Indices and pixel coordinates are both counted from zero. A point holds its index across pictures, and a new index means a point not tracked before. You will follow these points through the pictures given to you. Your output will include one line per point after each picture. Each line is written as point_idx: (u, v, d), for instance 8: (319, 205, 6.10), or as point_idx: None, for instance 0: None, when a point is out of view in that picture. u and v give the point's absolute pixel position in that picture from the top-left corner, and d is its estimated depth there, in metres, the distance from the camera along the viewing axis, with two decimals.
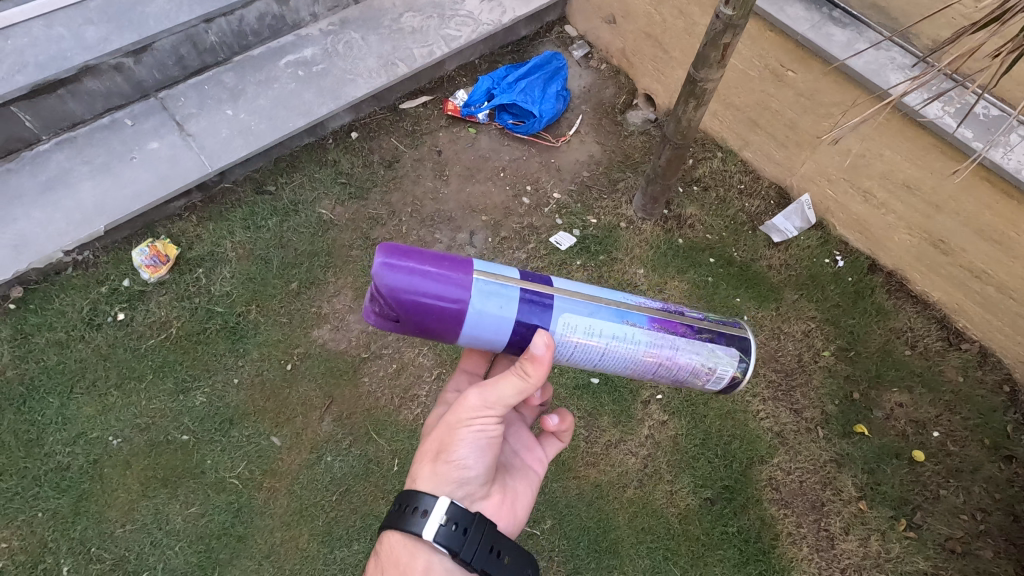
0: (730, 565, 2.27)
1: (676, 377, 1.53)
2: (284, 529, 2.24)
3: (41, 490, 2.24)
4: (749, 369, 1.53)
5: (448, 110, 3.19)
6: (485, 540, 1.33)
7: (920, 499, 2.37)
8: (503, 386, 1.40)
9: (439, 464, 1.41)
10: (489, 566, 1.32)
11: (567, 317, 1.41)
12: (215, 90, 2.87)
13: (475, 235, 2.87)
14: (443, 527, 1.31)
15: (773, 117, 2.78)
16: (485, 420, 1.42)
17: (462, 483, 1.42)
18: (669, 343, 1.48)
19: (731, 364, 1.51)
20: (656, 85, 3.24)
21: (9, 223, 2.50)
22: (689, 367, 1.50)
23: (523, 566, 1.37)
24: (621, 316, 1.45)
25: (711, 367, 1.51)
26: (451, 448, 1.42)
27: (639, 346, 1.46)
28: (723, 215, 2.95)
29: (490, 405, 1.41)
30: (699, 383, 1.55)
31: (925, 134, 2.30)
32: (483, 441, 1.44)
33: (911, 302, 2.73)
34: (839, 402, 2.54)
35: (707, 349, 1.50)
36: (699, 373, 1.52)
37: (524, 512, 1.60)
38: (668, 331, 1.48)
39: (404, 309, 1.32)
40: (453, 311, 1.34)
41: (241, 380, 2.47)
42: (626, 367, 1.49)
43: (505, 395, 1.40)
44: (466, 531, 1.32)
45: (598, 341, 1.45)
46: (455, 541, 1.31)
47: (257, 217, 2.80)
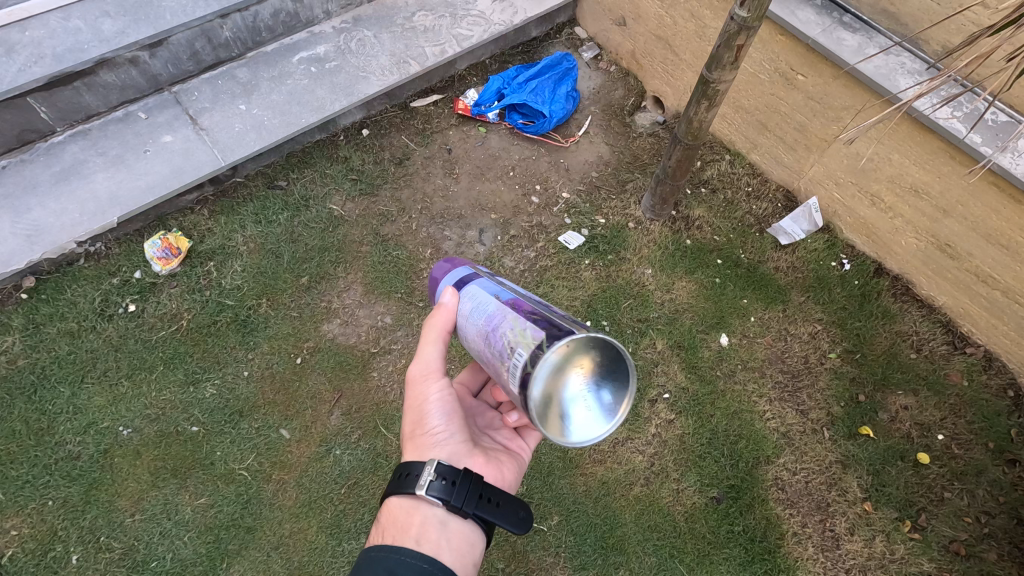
0: (736, 563, 2.28)
1: (500, 360, 1.31)
2: (293, 522, 2.25)
3: (50, 479, 2.24)
4: (535, 366, 1.16)
5: (459, 109, 3.21)
6: (475, 486, 1.36)
7: (924, 501, 2.38)
8: (425, 346, 1.49)
9: (417, 437, 1.46)
10: (481, 510, 1.34)
11: (473, 286, 1.48)
12: (228, 85, 2.89)
13: (485, 233, 2.88)
14: (435, 482, 1.34)
15: (782, 120, 2.80)
16: (433, 381, 1.51)
17: (440, 444, 1.45)
18: (514, 317, 1.31)
19: (529, 347, 1.22)
20: (665, 88, 3.26)
21: (22, 213, 2.51)
22: (508, 343, 1.29)
23: (515, 507, 1.40)
24: (500, 292, 1.42)
25: (521, 348, 1.24)
26: (419, 419, 1.49)
27: (485, 313, 1.38)
28: (730, 217, 2.97)
29: (428, 367, 1.50)
30: (511, 377, 1.26)
31: (933, 138, 2.32)
32: (441, 402, 1.51)
33: (917, 305, 2.75)
34: (845, 404, 2.56)
35: (531, 329, 1.26)
36: (513, 355, 1.26)
37: (514, 479, 1.58)
38: (520, 307, 1.34)
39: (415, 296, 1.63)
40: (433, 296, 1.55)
41: (251, 372, 2.49)
42: (473, 335, 1.41)
43: (432, 353, 1.49)
44: (454, 483, 1.34)
45: (472, 303, 1.43)
46: (446, 492, 1.33)
47: (268, 212, 2.82)
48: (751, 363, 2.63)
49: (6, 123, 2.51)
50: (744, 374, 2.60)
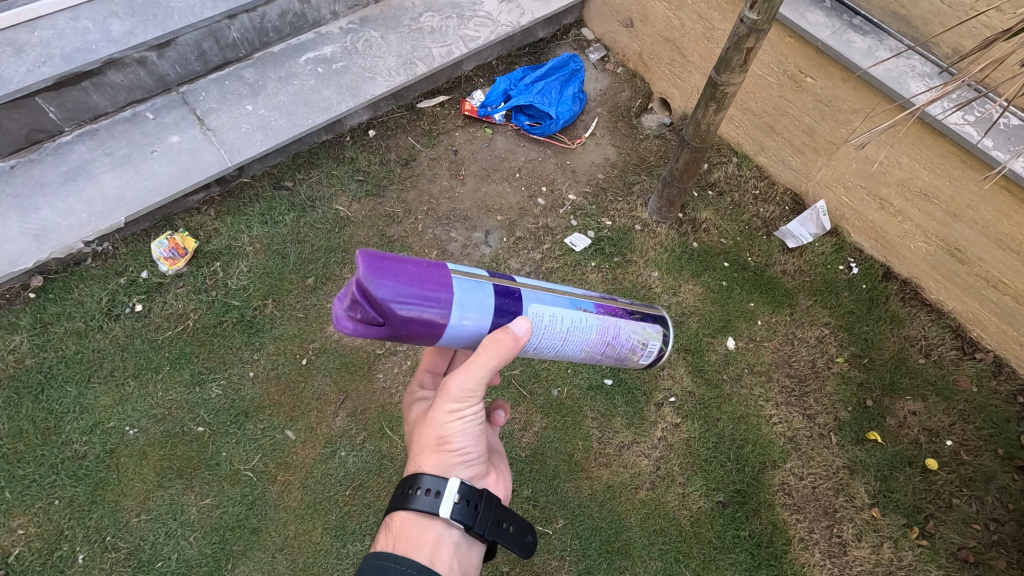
0: (743, 568, 2.27)
1: (619, 355, 1.56)
2: (298, 523, 2.25)
3: (57, 478, 2.25)
4: (670, 342, 1.64)
5: (465, 110, 3.21)
6: (493, 512, 1.37)
7: (933, 507, 2.36)
8: (475, 372, 1.31)
9: (440, 452, 1.41)
10: (496, 536, 1.37)
11: (534, 306, 1.37)
12: (236, 85, 2.90)
13: (491, 234, 2.88)
14: (457, 504, 1.34)
15: (790, 123, 2.78)
16: (471, 404, 1.39)
17: (466, 462, 1.45)
18: (614, 325, 1.51)
19: (652, 338, 1.59)
20: (672, 90, 3.25)
21: (30, 213, 2.52)
22: (629, 343, 1.55)
23: (523, 532, 1.44)
24: (574, 304, 1.45)
25: (643, 343, 1.58)
26: (446, 436, 1.41)
27: (592, 330, 1.47)
28: (737, 220, 2.95)
29: (471, 392, 1.36)
30: (635, 360, 1.61)
31: (944, 142, 2.30)
32: (473, 424, 1.43)
33: (925, 310, 2.73)
34: (853, 409, 2.54)
35: (639, 326, 1.56)
36: (637, 347, 1.57)
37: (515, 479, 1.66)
38: (611, 313, 1.51)
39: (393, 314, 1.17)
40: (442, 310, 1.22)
41: (256, 373, 2.49)
42: (581, 351, 1.48)
43: (479, 380, 1.34)
44: (476, 507, 1.35)
45: (561, 328, 1.42)
46: (468, 518, 1.34)
47: (274, 213, 2.82)
48: (758, 367, 2.62)
49: (14, 123, 2.52)
50: (750, 378, 2.59)
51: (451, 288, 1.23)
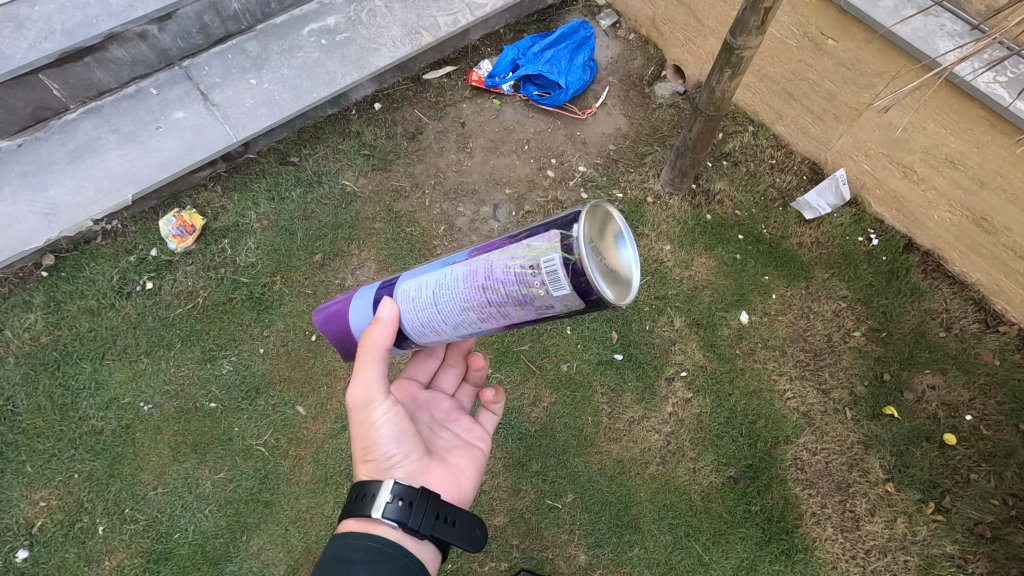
0: (753, 543, 2.26)
1: (514, 301, 1.21)
2: (311, 496, 2.28)
3: (76, 452, 2.30)
4: (581, 245, 1.12)
5: (473, 81, 3.13)
6: (432, 508, 1.38)
7: (949, 483, 2.32)
8: (361, 372, 1.41)
9: (366, 462, 1.46)
10: (437, 531, 1.37)
11: (399, 285, 1.39)
12: (238, 59, 2.84)
13: (499, 209, 2.83)
14: (391, 505, 1.35)
15: (811, 88, 2.67)
16: (376, 407, 1.44)
17: (391, 466, 1.46)
18: (483, 262, 1.24)
19: (547, 249, 1.16)
20: (686, 56, 3.13)
21: (39, 192, 2.52)
22: (512, 279, 1.20)
23: (471, 525, 1.44)
24: (444, 263, 1.34)
25: (535, 265, 1.17)
26: (369, 445, 1.45)
27: (456, 280, 1.27)
28: (753, 191, 2.87)
29: (367, 396, 1.42)
30: (545, 296, 1.18)
31: (973, 106, 2.19)
32: (386, 428, 1.46)
33: (948, 282, 2.65)
34: (869, 383, 2.49)
35: (521, 246, 1.20)
36: (528, 279, 1.18)
37: (469, 484, 1.61)
38: (484, 252, 1.27)
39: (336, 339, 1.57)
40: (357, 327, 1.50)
41: (266, 349, 2.50)
42: (462, 311, 1.28)
43: (368, 380, 1.41)
44: (411, 504, 1.36)
45: (424, 293, 1.32)
46: (401, 515, 1.34)
47: (281, 189, 2.80)
48: (772, 341, 2.57)
49: (19, 101, 2.49)
50: (764, 353, 2.54)
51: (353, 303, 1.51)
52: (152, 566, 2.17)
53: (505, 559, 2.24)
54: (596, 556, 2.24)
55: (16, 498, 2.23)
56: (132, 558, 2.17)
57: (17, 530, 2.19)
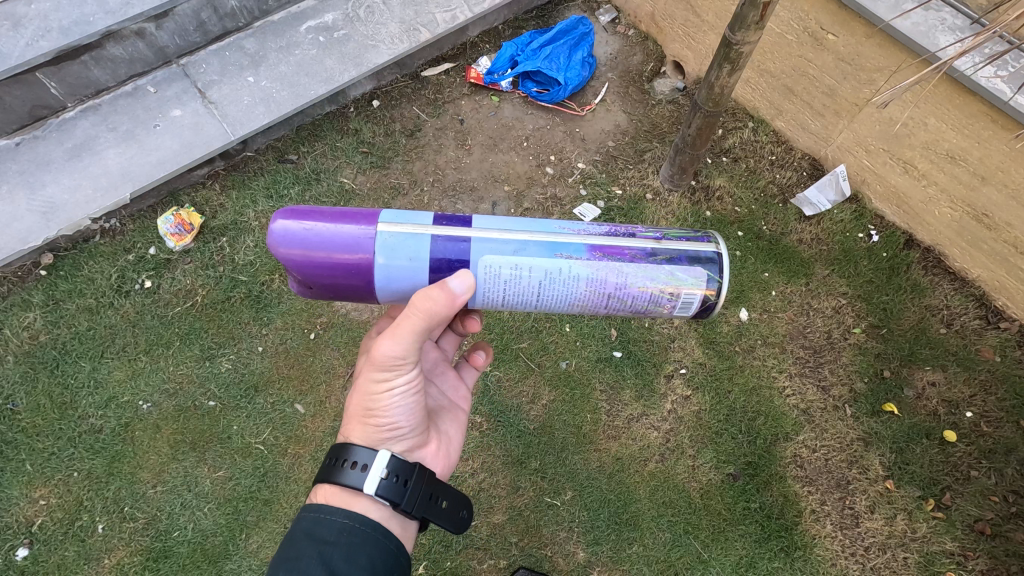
0: (752, 541, 2.26)
1: (636, 309, 1.48)
2: (310, 494, 2.29)
3: (75, 451, 2.30)
4: (723, 284, 1.43)
5: (472, 78, 3.12)
6: (423, 489, 1.39)
7: (950, 480, 2.32)
8: (402, 335, 1.32)
9: (369, 425, 1.42)
10: (427, 511, 1.40)
11: (489, 257, 1.38)
12: (236, 56, 2.83)
13: (498, 206, 2.82)
14: (385, 480, 1.34)
15: (810, 84, 2.65)
16: (399, 373, 1.39)
17: (394, 434, 1.45)
18: (615, 270, 1.41)
19: (694, 287, 1.43)
20: (686, 52, 3.11)
21: (37, 190, 2.52)
22: (647, 296, 1.44)
23: (456, 507, 1.47)
24: (553, 250, 1.40)
25: (674, 293, 1.43)
26: (379, 409, 1.41)
27: (579, 279, 1.41)
28: (752, 187, 2.86)
29: (397, 362, 1.36)
30: (665, 312, 1.48)
31: (973, 101, 2.18)
32: (404, 396, 1.43)
33: (949, 279, 2.64)
34: (868, 379, 2.48)
35: (663, 270, 1.42)
36: (662, 301, 1.45)
37: (455, 450, 1.68)
38: (613, 258, 1.41)
39: (310, 273, 1.36)
40: (358, 270, 1.35)
41: (265, 347, 2.50)
42: (571, 305, 1.46)
43: (404, 348, 1.35)
44: (406, 483, 1.36)
45: (531, 279, 1.41)
46: (395, 493, 1.34)
47: (279, 186, 2.79)
48: (772, 338, 2.56)
49: (16, 99, 2.48)
50: (764, 349, 2.54)
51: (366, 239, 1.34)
52: (152, 564, 2.17)
53: (504, 556, 2.24)
54: (595, 553, 2.24)
55: (15, 496, 2.24)
56: (132, 556, 2.18)
57: (17, 529, 2.19)
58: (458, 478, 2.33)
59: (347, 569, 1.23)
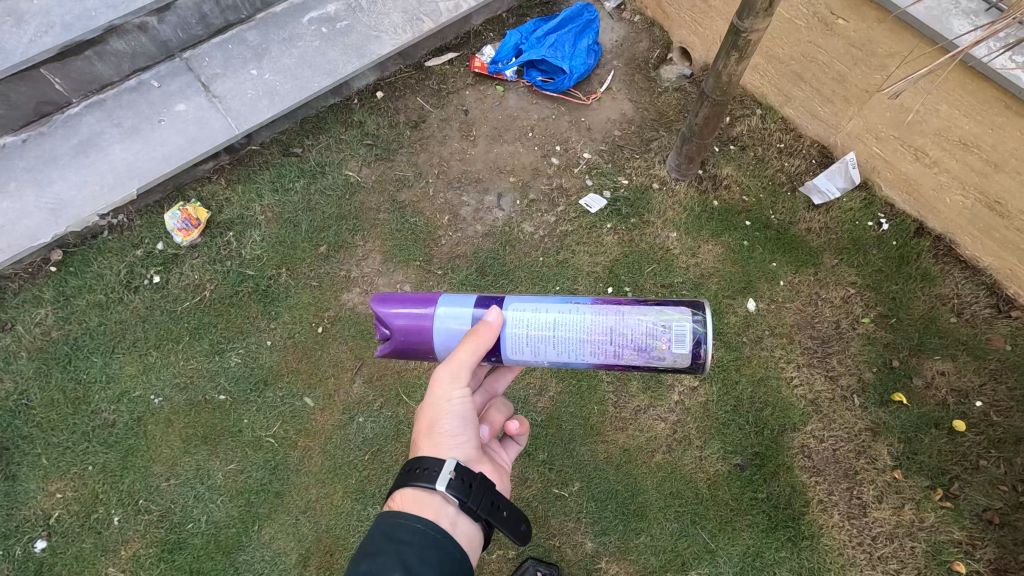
0: (759, 530, 2.27)
1: (636, 347, 1.49)
2: (320, 487, 2.31)
3: (89, 445, 2.34)
4: (708, 325, 1.47)
5: (475, 67, 3.09)
6: (487, 495, 1.40)
7: (958, 469, 2.31)
8: (460, 351, 1.46)
9: (436, 435, 1.45)
10: (493, 516, 1.40)
11: (511, 303, 1.55)
12: (239, 49, 2.81)
13: (503, 197, 2.81)
14: (455, 479, 1.36)
15: (820, 70, 2.61)
16: (458, 387, 1.48)
17: (457, 446, 1.46)
18: (614, 311, 1.52)
19: (681, 319, 1.48)
20: (692, 38, 3.06)
21: (45, 186, 2.54)
22: (644, 331, 1.49)
23: (517, 521, 1.47)
24: (564, 300, 1.57)
25: (666, 325, 1.48)
26: (442, 422, 1.46)
27: (583, 316, 1.51)
28: (760, 176, 2.83)
29: (456, 376, 1.47)
30: (664, 351, 1.49)
31: (988, 87, 2.14)
32: (464, 409, 1.49)
33: (960, 267, 2.61)
34: (877, 369, 2.47)
35: (655, 309, 1.51)
36: (657, 334, 1.49)
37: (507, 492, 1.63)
38: (613, 304, 1.54)
39: (395, 328, 1.57)
40: (428, 323, 1.55)
41: (273, 341, 2.51)
42: (581, 344, 1.51)
43: (463, 361, 1.46)
44: (472, 484, 1.38)
45: (545, 319, 1.52)
46: (464, 493, 1.35)
47: (285, 180, 2.79)
48: (779, 329, 2.55)
49: (22, 96, 2.49)
50: (771, 340, 2.53)
51: (434, 303, 1.56)
52: (167, 556, 2.21)
53: (513, 547, 2.26)
54: (603, 543, 2.26)
55: (32, 489, 2.28)
56: (148, 548, 2.22)
57: (36, 521, 2.24)
58: None
59: (420, 569, 1.20)
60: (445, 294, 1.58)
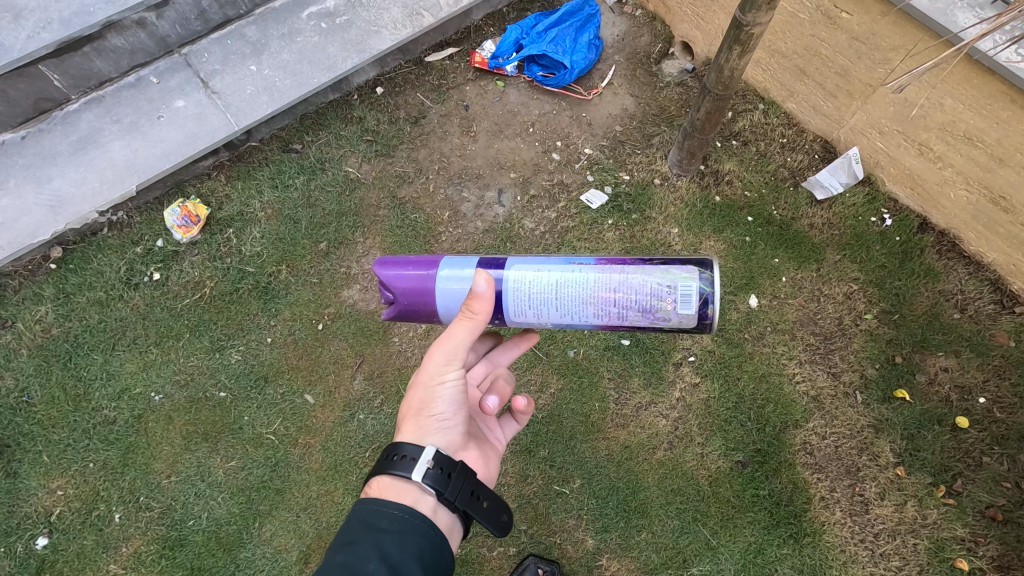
0: (760, 527, 2.26)
1: (641, 309, 1.49)
2: (321, 483, 2.31)
3: (90, 442, 2.34)
4: (715, 284, 1.45)
5: (475, 63, 3.07)
6: (466, 485, 1.41)
7: (961, 466, 2.30)
8: (454, 336, 1.42)
9: (423, 418, 1.45)
10: (471, 507, 1.41)
11: (514, 266, 1.54)
12: (238, 44, 2.79)
13: (504, 193, 2.80)
14: (432, 469, 1.37)
15: (823, 64, 2.58)
16: (449, 373, 1.45)
17: (441, 431, 1.46)
18: (619, 273, 1.50)
19: (687, 279, 1.46)
20: (694, 33, 3.04)
21: (44, 183, 2.53)
22: (649, 293, 1.47)
23: (497, 511, 1.49)
24: (568, 260, 1.54)
25: (672, 286, 1.47)
26: (430, 405, 1.45)
27: (588, 278, 1.50)
28: (763, 171, 2.81)
29: (448, 360, 1.43)
30: (670, 312, 1.48)
31: (993, 81, 2.11)
32: (455, 393, 1.47)
33: (963, 263, 2.59)
34: (880, 366, 2.46)
35: (660, 269, 1.49)
36: (662, 295, 1.47)
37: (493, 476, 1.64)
38: (617, 265, 1.51)
39: (397, 291, 1.56)
40: (429, 286, 1.54)
41: (273, 338, 2.51)
42: (585, 307, 1.50)
43: (458, 344, 1.42)
44: (450, 475, 1.38)
45: (548, 282, 1.51)
46: (441, 483, 1.36)
47: (284, 176, 2.78)
48: (781, 325, 2.54)
49: (21, 93, 2.47)
50: (773, 336, 2.52)
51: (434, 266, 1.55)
52: (168, 552, 2.21)
53: (514, 544, 2.26)
54: (604, 540, 2.26)
55: (34, 486, 2.28)
56: (149, 545, 2.22)
57: (37, 518, 2.24)
58: None
59: (398, 559, 1.21)
60: (446, 257, 1.57)
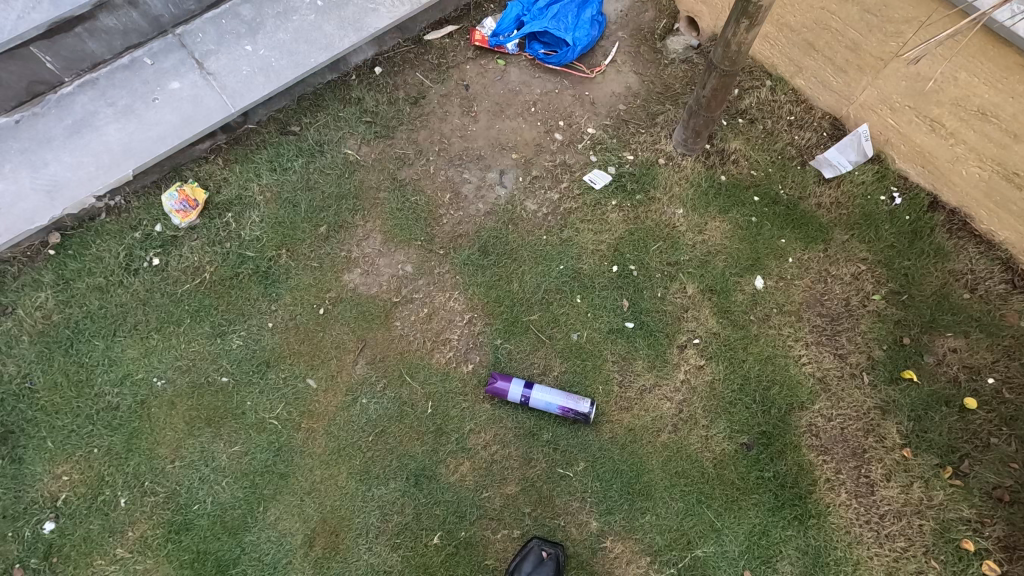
0: (765, 509, 2.26)
1: (555, 406, 2.33)
2: (324, 468, 2.31)
3: (94, 428, 2.34)
4: (592, 407, 2.32)
5: (475, 41, 3.00)
6: None
7: (969, 447, 2.28)
8: None
9: None
10: None
11: (497, 375, 2.38)
12: (232, 23, 2.75)
13: (506, 174, 2.75)
14: None
15: (833, 38, 2.51)
16: None
17: None
18: (550, 394, 2.34)
19: (582, 403, 2.32)
20: (700, 7, 2.96)
21: (40, 168, 2.50)
22: (560, 399, 2.33)
23: None
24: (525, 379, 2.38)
25: (574, 401, 2.32)
26: None
27: (531, 387, 2.35)
28: (770, 150, 2.75)
29: None
30: (572, 410, 2.32)
31: (1010, 53, 2.05)
32: None
33: (974, 242, 2.54)
34: (887, 347, 2.43)
35: (568, 398, 2.33)
36: (568, 403, 2.32)
37: None
38: (547, 391, 2.34)
39: (492, 386, 2.35)
40: (503, 387, 2.35)
41: (275, 323, 2.49)
42: (529, 400, 2.34)
43: None
44: None
45: (510, 381, 2.35)
46: None
47: (283, 159, 2.74)
48: (788, 306, 2.50)
49: (13, 75, 2.43)
50: (779, 318, 2.48)
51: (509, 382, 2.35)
52: (174, 536, 2.23)
53: (517, 526, 2.25)
54: (608, 522, 2.25)
55: (39, 472, 2.28)
56: (155, 529, 2.23)
57: (43, 503, 2.25)
58: (471, 452, 2.34)
59: None
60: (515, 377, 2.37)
